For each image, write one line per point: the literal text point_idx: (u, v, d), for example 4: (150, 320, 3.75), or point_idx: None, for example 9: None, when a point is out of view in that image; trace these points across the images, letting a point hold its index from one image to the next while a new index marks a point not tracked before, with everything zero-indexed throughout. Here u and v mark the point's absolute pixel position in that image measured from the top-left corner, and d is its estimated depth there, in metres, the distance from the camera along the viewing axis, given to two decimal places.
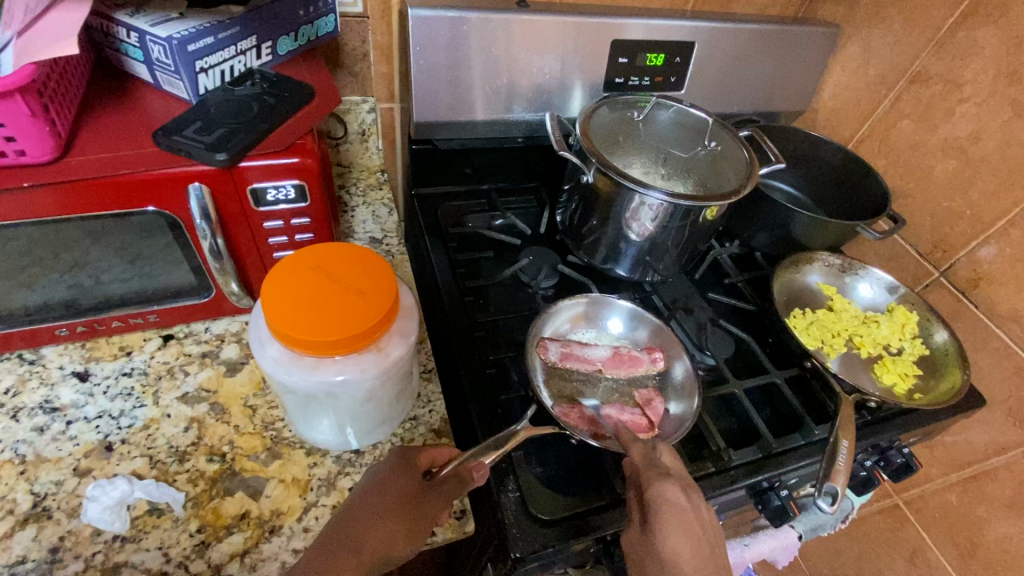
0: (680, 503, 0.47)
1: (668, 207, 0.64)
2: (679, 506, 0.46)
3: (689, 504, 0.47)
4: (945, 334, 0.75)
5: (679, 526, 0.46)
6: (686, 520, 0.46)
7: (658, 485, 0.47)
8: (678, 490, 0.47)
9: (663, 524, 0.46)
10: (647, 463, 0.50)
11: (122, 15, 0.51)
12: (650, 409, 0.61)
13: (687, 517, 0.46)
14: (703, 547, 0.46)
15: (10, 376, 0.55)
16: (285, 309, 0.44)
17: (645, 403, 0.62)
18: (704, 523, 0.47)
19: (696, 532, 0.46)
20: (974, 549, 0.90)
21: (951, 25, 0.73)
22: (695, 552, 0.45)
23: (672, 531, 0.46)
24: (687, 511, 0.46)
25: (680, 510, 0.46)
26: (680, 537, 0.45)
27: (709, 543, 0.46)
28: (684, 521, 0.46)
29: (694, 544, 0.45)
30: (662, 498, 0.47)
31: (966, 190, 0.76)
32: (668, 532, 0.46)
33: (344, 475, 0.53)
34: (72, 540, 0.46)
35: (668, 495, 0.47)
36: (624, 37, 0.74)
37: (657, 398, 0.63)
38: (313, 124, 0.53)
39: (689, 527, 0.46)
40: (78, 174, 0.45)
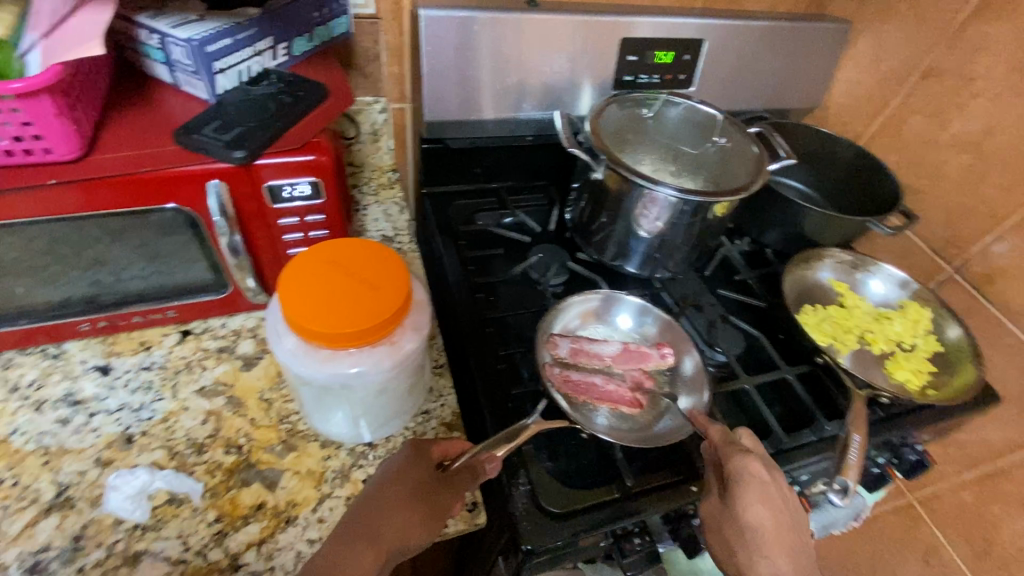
0: (761, 476, 0.50)
1: (679, 203, 0.64)
2: (758, 478, 0.49)
3: (761, 475, 0.50)
4: (958, 330, 0.74)
5: (762, 499, 0.49)
6: (766, 491, 0.49)
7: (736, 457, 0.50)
8: (760, 465, 0.50)
9: (744, 496, 0.49)
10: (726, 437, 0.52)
11: (143, 17, 0.52)
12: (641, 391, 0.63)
13: (765, 487, 0.49)
14: (779, 517, 0.50)
15: (35, 370, 0.57)
16: (301, 302, 0.45)
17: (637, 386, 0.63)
18: (781, 491, 0.50)
19: (775, 502, 0.49)
20: (989, 549, 0.89)
21: (963, 20, 0.73)
22: (776, 519, 0.49)
23: (755, 501, 0.49)
24: (764, 482, 0.49)
25: (762, 484, 0.49)
26: (761, 507, 0.49)
27: (788, 513, 0.50)
28: (763, 491, 0.49)
29: (774, 513, 0.49)
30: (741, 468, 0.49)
31: (979, 186, 0.76)
32: (750, 504, 0.49)
33: (357, 467, 0.53)
34: (94, 528, 0.48)
35: (748, 467, 0.49)
36: (633, 36, 0.75)
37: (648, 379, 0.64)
38: (327, 123, 0.54)
39: (769, 497, 0.49)
40: (100, 172, 0.46)
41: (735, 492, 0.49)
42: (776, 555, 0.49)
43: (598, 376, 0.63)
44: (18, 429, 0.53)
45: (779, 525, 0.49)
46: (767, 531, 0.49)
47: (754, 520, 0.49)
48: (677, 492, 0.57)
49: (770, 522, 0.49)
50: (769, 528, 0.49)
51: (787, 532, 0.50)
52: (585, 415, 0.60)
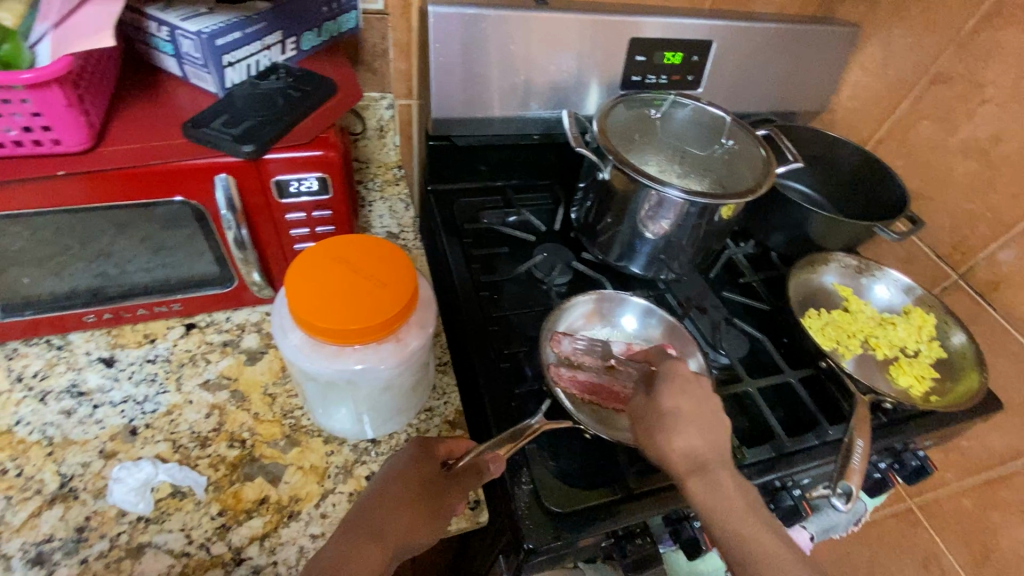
0: (686, 374, 0.53)
1: (685, 205, 0.64)
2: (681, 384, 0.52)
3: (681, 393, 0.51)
4: (962, 337, 0.74)
5: (690, 416, 0.50)
6: (699, 409, 0.51)
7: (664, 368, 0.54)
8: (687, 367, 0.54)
9: (673, 420, 0.50)
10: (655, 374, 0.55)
11: (154, 9, 0.52)
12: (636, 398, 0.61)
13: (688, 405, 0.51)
14: (711, 438, 0.49)
15: (39, 361, 0.57)
16: (308, 298, 0.45)
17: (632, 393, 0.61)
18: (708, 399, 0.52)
19: (696, 394, 0.51)
20: (988, 555, 0.89)
21: (974, 26, 0.73)
22: (705, 440, 0.49)
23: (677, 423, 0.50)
24: (690, 393, 0.51)
25: (686, 379, 0.52)
26: (688, 424, 0.49)
27: (718, 435, 0.50)
28: (689, 405, 0.51)
29: (702, 433, 0.49)
30: (666, 384, 0.52)
31: (986, 193, 0.76)
32: (680, 427, 0.49)
33: (360, 463, 0.53)
34: (98, 520, 0.48)
35: (670, 381, 0.52)
36: (641, 36, 0.75)
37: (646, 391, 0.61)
38: (335, 119, 0.54)
39: (688, 386, 0.52)
40: (109, 163, 0.46)
41: (658, 419, 0.50)
42: (725, 478, 0.48)
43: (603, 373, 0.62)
44: (22, 419, 0.53)
45: (710, 444, 0.49)
46: (704, 454, 0.49)
47: (684, 445, 0.49)
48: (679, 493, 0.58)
49: (702, 443, 0.49)
50: (712, 456, 0.49)
51: (705, 418, 0.50)
52: (588, 416, 0.60)
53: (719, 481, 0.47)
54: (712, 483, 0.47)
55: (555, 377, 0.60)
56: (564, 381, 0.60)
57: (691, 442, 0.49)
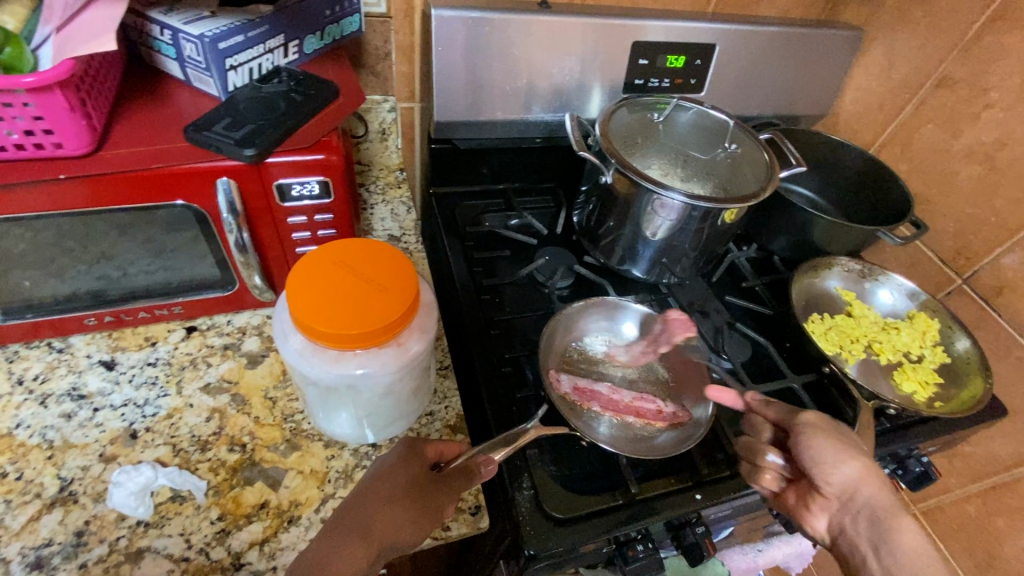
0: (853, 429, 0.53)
1: (688, 208, 0.64)
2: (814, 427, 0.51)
3: (832, 429, 0.51)
4: (966, 343, 0.74)
5: (848, 457, 0.49)
6: (847, 449, 0.50)
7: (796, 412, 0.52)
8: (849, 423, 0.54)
9: (828, 459, 0.49)
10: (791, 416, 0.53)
11: (157, 13, 0.52)
12: (642, 411, 0.62)
13: (837, 443, 0.50)
14: (876, 478, 0.48)
15: (40, 364, 0.56)
16: (308, 301, 0.45)
17: (637, 405, 0.62)
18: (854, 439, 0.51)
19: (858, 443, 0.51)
20: (992, 561, 0.89)
21: (978, 30, 0.72)
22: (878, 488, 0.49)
23: (840, 461, 0.49)
24: (834, 438, 0.50)
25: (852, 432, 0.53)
26: (849, 459, 0.49)
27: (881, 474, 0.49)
28: (841, 448, 0.49)
29: (861, 471, 0.48)
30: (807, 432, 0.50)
31: (990, 197, 0.75)
32: (839, 465, 0.49)
33: (361, 468, 0.53)
34: (97, 524, 0.47)
35: (810, 423, 0.51)
36: (645, 39, 0.74)
37: (649, 400, 0.63)
38: (337, 123, 0.54)
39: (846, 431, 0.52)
40: (110, 167, 0.46)
41: (810, 455, 0.50)
42: (906, 528, 0.46)
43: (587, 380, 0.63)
44: (22, 422, 0.53)
45: (869, 481, 0.48)
46: (877, 496, 0.48)
47: (849, 480, 0.49)
48: (680, 500, 0.57)
49: (862, 483, 0.48)
50: (883, 502, 0.47)
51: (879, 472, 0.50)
52: (587, 423, 0.59)
53: (899, 528, 0.46)
54: (887, 535, 0.46)
55: (553, 382, 0.61)
56: (563, 388, 0.61)
57: (851, 480, 0.48)
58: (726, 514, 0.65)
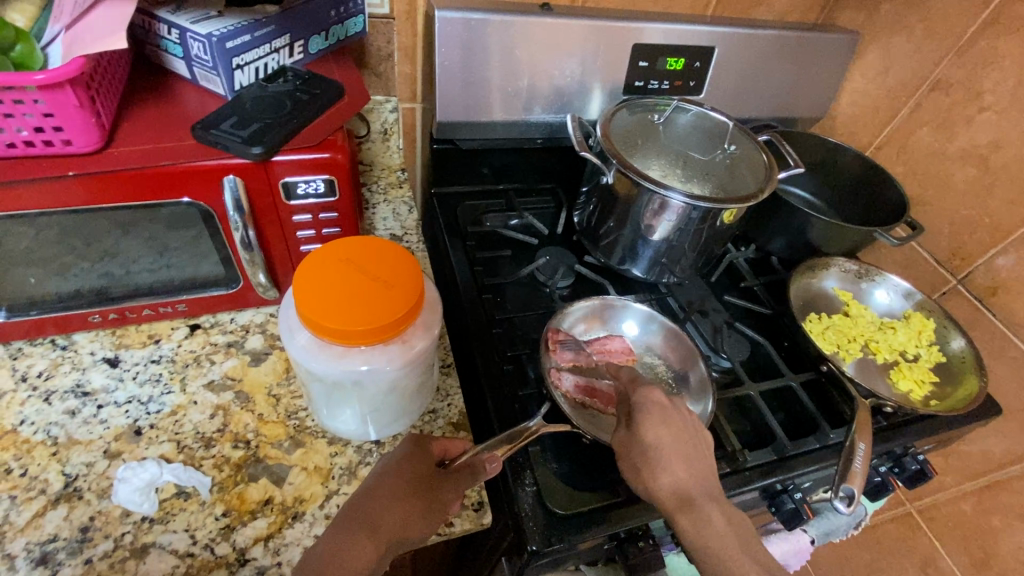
0: (661, 402, 0.50)
1: (687, 208, 0.65)
2: (662, 412, 0.50)
3: (664, 408, 0.50)
4: (961, 342, 0.75)
5: (672, 451, 0.48)
6: (682, 443, 0.48)
7: (639, 395, 0.51)
8: (660, 392, 0.51)
9: (659, 455, 0.48)
10: (625, 399, 0.52)
11: (164, 12, 0.53)
12: None
13: (681, 438, 0.49)
14: (695, 469, 0.48)
15: (44, 361, 0.57)
16: (316, 298, 0.45)
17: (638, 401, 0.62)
18: (685, 421, 0.50)
19: (675, 424, 0.49)
20: (987, 559, 0.90)
21: (973, 34, 0.74)
22: (690, 471, 0.48)
23: (664, 462, 0.48)
24: (672, 424, 0.49)
25: (663, 408, 0.50)
26: (678, 461, 0.48)
27: (700, 458, 0.49)
28: (670, 437, 0.48)
29: (689, 465, 0.48)
30: (645, 415, 0.49)
31: (985, 199, 0.77)
32: (666, 463, 0.48)
33: (365, 464, 0.54)
34: (102, 520, 0.48)
35: (648, 412, 0.49)
36: (644, 42, 0.75)
37: None
38: (342, 122, 0.54)
39: (669, 419, 0.49)
40: (119, 164, 0.46)
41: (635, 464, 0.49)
42: (715, 514, 0.46)
43: (564, 335, 0.66)
44: (26, 419, 0.53)
45: (698, 480, 0.48)
46: (694, 491, 0.47)
47: (672, 483, 0.47)
48: None
49: (694, 480, 0.47)
50: (706, 491, 0.48)
51: (688, 451, 0.48)
52: (587, 420, 0.60)
53: (709, 514, 0.46)
54: (702, 520, 0.46)
55: (555, 381, 0.61)
56: (565, 385, 0.61)
57: (678, 481, 0.47)
58: None
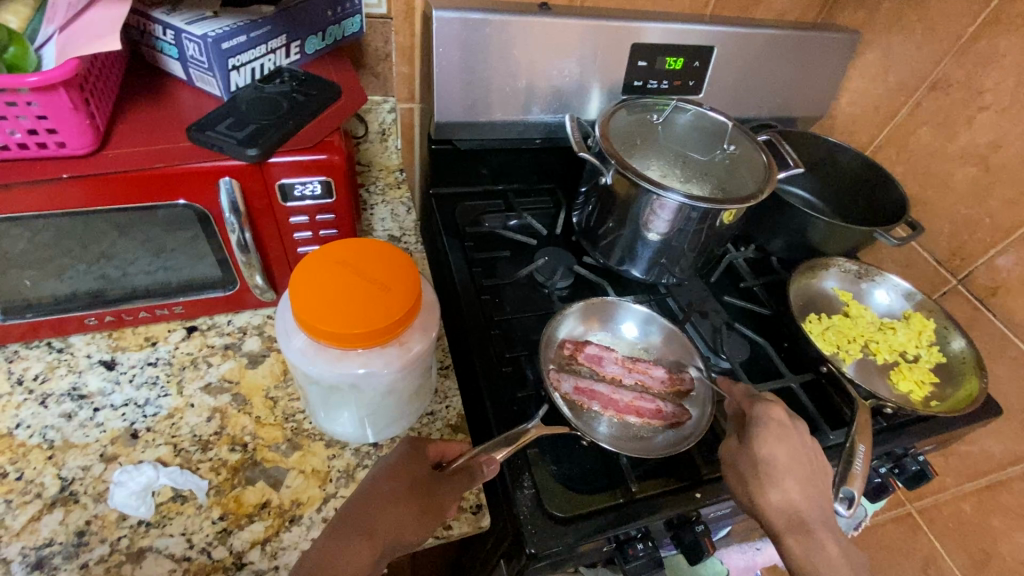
0: (782, 420, 0.54)
1: (687, 209, 0.64)
2: (780, 431, 0.54)
3: (782, 424, 0.54)
4: (962, 342, 0.75)
5: (790, 472, 0.52)
6: (796, 463, 0.52)
7: (758, 410, 0.55)
8: (781, 411, 0.55)
9: (773, 473, 0.52)
10: (744, 417, 0.56)
11: (159, 13, 0.52)
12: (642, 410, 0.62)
13: (796, 458, 0.53)
14: (804, 487, 0.52)
15: (40, 364, 0.56)
16: (312, 300, 0.45)
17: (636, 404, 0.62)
18: (800, 439, 0.54)
19: (793, 442, 0.53)
20: (987, 560, 0.90)
21: (972, 33, 0.73)
22: (804, 492, 0.52)
23: (779, 480, 0.51)
24: (790, 442, 0.53)
25: (782, 427, 0.54)
26: (792, 480, 0.52)
27: (810, 471, 0.53)
28: (786, 456, 0.52)
29: (802, 488, 0.52)
30: (761, 431, 0.53)
31: (985, 199, 0.76)
32: (779, 481, 0.51)
33: (362, 467, 0.53)
34: (98, 524, 0.47)
35: (766, 428, 0.54)
36: (643, 41, 0.75)
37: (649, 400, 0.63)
38: (339, 123, 0.54)
39: (788, 438, 0.53)
40: (112, 167, 0.46)
41: (741, 478, 0.53)
42: (828, 541, 0.50)
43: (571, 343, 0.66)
44: (22, 422, 0.52)
45: (811, 503, 0.52)
46: (803, 510, 0.51)
47: (783, 502, 0.51)
48: (676, 498, 0.57)
49: (806, 500, 0.51)
50: (818, 514, 0.51)
51: (801, 468, 0.52)
52: (586, 422, 0.60)
53: (820, 540, 0.50)
54: (814, 542, 0.50)
55: (554, 383, 0.62)
56: (564, 388, 0.61)
57: (791, 502, 0.51)
58: (723, 514, 0.66)
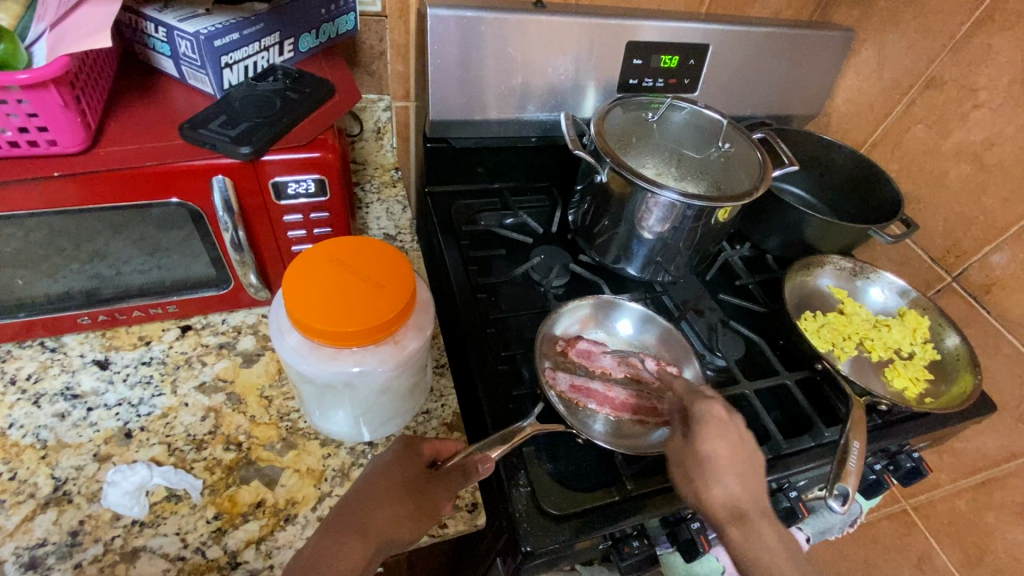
0: (721, 416, 0.50)
1: (682, 207, 0.64)
2: (721, 427, 0.49)
3: (720, 416, 0.50)
4: (956, 339, 0.75)
5: (731, 467, 0.48)
6: (737, 457, 0.49)
7: (698, 407, 0.51)
8: (721, 407, 0.51)
9: (714, 468, 0.48)
10: (687, 410, 0.52)
11: (152, 10, 0.52)
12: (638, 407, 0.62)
13: (738, 452, 0.49)
14: (744, 480, 0.49)
15: (33, 363, 0.56)
16: (307, 299, 0.45)
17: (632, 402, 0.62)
18: (738, 430, 0.50)
19: (732, 437, 0.49)
20: (982, 556, 0.90)
21: (967, 30, 0.73)
22: (745, 485, 0.49)
23: (720, 476, 0.48)
24: (730, 437, 0.49)
25: (722, 423, 0.50)
26: (733, 475, 0.48)
27: (748, 461, 0.49)
28: (729, 452, 0.49)
29: (743, 482, 0.48)
30: (702, 428, 0.49)
31: (979, 196, 0.76)
32: (721, 476, 0.48)
33: (357, 466, 0.53)
34: (92, 524, 0.47)
35: (705, 425, 0.50)
36: (638, 39, 0.75)
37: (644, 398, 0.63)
38: (333, 121, 0.54)
39: (724, 433, 0.49)
40: (105, 165, 0.46)
41: (688, 474, 0.49)
42: (766, 530, 0.47)
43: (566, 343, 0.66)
44: (15, 422, 0.52)
45: (753, 495, 0.48)
46: (744, 504, 0.48)
47: (725, 496, 0.48)
48: (672, 496, 0.57)
49: (746, 494, 0.48)
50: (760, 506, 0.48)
51: (739, 463, 0.49)
52: (582, 420, 0.60)
53: (759, 530, 0.47)
54: (754, 533, 0.47)
55: (549, 381, 0.61)
56: (559, 386, 0.61)
57: (732, 495, 0.48)
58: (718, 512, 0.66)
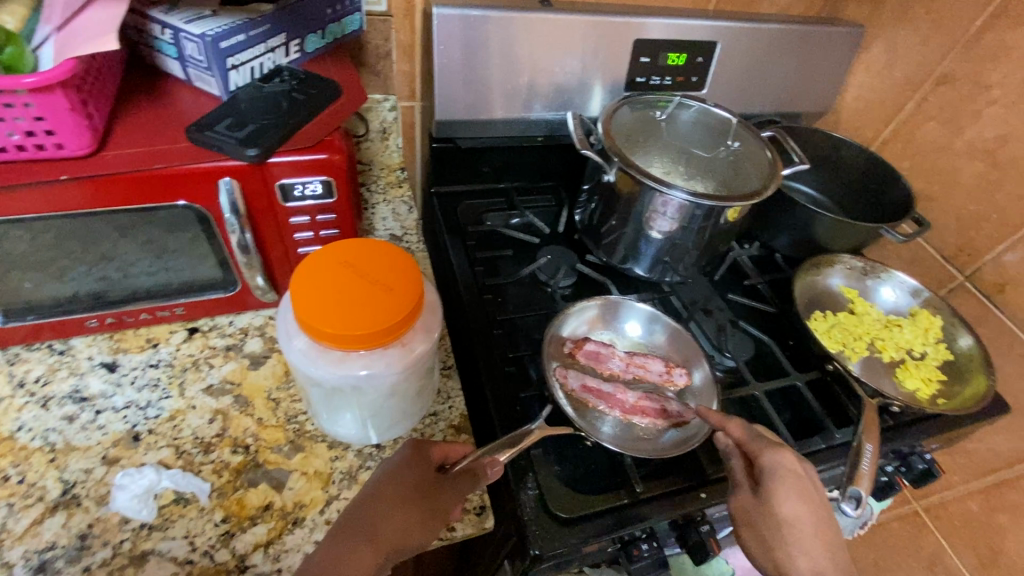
0: (795, 467, 0.48)
1: (691, 207, 0.64)
2: (801, 483, 0.47)
3: (796, 471, 0.47)
4: (969, 339, 0.74)
5: (815, 533, 0.46)
6: (817, 519, 0.47)
7: (767, 457, 0.48)
8: (791, 455, 0.48)
9: (797, 537, 0.46)
10: (752, 463, 0.50)
11: (157, 12, 0.52)
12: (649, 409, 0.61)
13: (819, 512, 0.47)
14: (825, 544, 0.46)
15: (41, 366, 0.56)
16: (314, 302, 0.45)
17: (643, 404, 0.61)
18: (816, 486, 0.48)
19: (812, 496, 0.47)
20: (994, 558, 0.89)
21: (980, 26, 0.72)
22: (830, 555, 0.46)
23: (802, 543, 0.46)
24: (811, 497, 0.47)
25: (797, 475, 0.47)
26: (815, 541, 0.46)
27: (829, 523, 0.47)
28: (810, 513, 0.46)
29: (830, 552, 0.46)
30: (778, 486, 0.47)
31: (993, 194, 0.75)
32: (802, 544, 0.46)
33: (365, 468, 0.53)
34: (100, 527, 0.47)
35: (781, 480, 0.47)
36: (645, 37, 0.74)
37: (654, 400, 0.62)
38: (339, 122, 0.53)
39: (806, 491, 0.47)
40: (111, 168, 0.46)
41: (768, 536, 0.47)
42: None
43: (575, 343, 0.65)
44: (24, 425, 0.52)
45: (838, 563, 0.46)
46: None
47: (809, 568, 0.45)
48: (682, 499, 0.57)
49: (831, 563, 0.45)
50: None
51: (823, 526, 0.47)
52: (590, 422, 0.59)
53: None
54: None
55: (560, 380, 0.61)
56: (570, 385, 0.61)
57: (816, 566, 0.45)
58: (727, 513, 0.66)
